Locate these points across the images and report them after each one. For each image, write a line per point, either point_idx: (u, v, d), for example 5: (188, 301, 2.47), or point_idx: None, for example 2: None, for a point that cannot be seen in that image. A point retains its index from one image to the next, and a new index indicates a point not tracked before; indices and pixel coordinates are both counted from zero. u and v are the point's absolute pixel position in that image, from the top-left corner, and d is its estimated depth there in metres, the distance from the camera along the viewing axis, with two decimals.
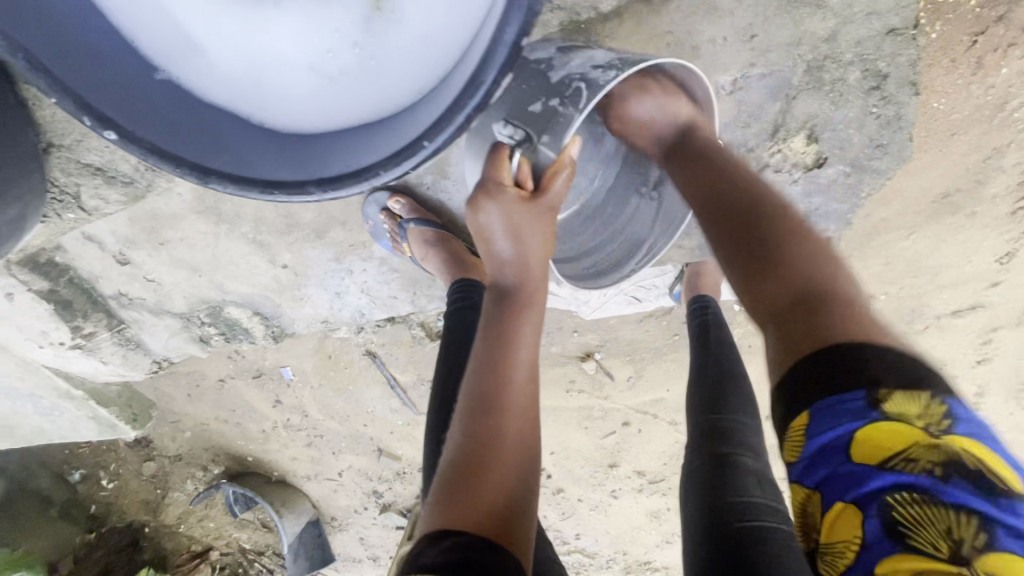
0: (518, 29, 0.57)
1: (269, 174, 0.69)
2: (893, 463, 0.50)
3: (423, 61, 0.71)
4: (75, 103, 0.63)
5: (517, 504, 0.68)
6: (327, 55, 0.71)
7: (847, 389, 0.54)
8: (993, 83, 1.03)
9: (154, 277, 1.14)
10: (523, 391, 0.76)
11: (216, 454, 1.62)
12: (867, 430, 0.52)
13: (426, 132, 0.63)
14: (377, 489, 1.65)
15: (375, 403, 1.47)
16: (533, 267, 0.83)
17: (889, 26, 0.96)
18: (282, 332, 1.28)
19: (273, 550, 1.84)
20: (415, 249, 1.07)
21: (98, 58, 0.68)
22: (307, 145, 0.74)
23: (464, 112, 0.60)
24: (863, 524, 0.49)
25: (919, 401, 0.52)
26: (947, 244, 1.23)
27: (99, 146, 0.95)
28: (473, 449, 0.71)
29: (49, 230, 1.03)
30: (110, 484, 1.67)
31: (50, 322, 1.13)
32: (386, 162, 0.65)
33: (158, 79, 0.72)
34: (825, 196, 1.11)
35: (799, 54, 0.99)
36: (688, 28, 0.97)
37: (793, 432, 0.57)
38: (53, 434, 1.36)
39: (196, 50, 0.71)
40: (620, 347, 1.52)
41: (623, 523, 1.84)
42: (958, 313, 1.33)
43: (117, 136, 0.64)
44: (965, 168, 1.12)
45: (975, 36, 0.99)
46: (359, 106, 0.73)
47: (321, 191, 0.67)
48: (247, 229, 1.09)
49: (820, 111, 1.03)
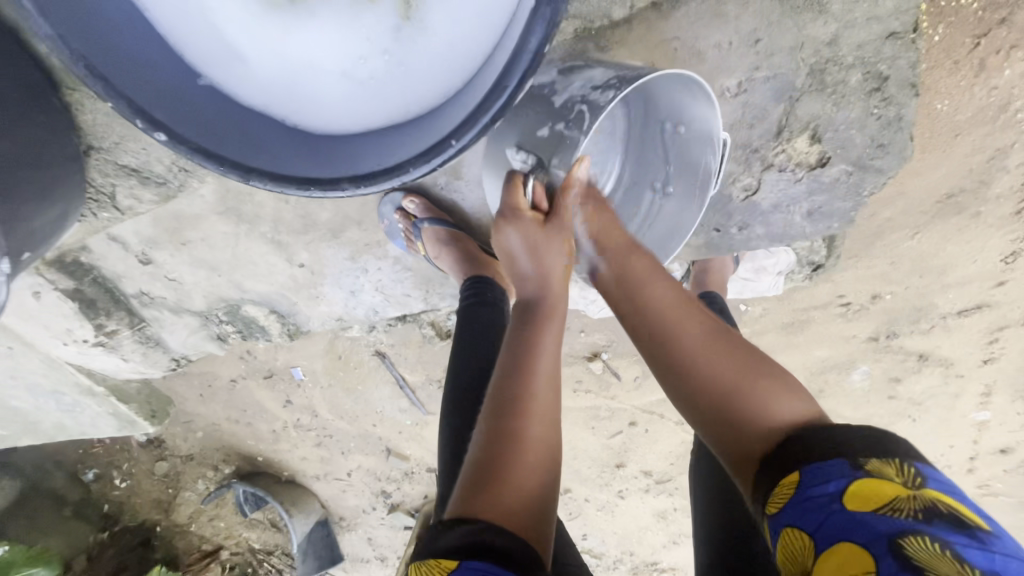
0: (544, 36, 0.60)
1: (304, 172, 0.72)
2: (884, 510, 0.52)
3: (450, 63, 0.72)
4: (130, 107, 0.68)
5: (541, 507, 0.68)
6: (359, 62, 0.74)
7: (828, 456, 0.58)
8: (997, 85, 1.05)
9: (175, 276, 1.17)
10: (549, 400, 0.76)
11: (227, 454, 1.65)
12: (853, 486, 0.54)
13: (454, 131, 0.66)
14: (386, 489, 1.67)
15: (385, 403, 1.49)
16: (555, 284, 0.88)
17: (889, 30, 0.94)
18: (297, 330, 1.31)
19: (283, 550, 1.87)
20: (429, 248, 1.10)
21: (146, 65, 0.71)
22: (336, 146, 0.75)
23: (488, 113, 0.64)
24: (875, 562, 0.49)
25: (893, 462, 0.56)
26: (952, 244, 1.24)
27: (135, 148, 0.98)
28: (498, 448, 0.70)
29: (86, 228, 1.08)
30: (123, 484, 1.70)
31: (75, 321, 1.16)
32: (416, 160, 0.68)
33: (200, 85, 0.74)
34: (828, 195, 1.08)
35: (803, 58, 0.98)
36: (694, 34, 0.99)
37: (779, 491, 0.60)
38: (74, 430, 1.39)
39: (237, 57, 0.74)
40: (627, 347, 1.54)
41: (629, 524, 1.86)
42: (964, 313, 1.34)
43: (166, 137, 0.68)
44: (969, 168, 1.14)
45: (977, 38, 1.01)
46: (388, 109, 0.74)
47: (354, 187, 0.70)
48: (266, 229, 1.11)
49: (822, 112, 1.00)
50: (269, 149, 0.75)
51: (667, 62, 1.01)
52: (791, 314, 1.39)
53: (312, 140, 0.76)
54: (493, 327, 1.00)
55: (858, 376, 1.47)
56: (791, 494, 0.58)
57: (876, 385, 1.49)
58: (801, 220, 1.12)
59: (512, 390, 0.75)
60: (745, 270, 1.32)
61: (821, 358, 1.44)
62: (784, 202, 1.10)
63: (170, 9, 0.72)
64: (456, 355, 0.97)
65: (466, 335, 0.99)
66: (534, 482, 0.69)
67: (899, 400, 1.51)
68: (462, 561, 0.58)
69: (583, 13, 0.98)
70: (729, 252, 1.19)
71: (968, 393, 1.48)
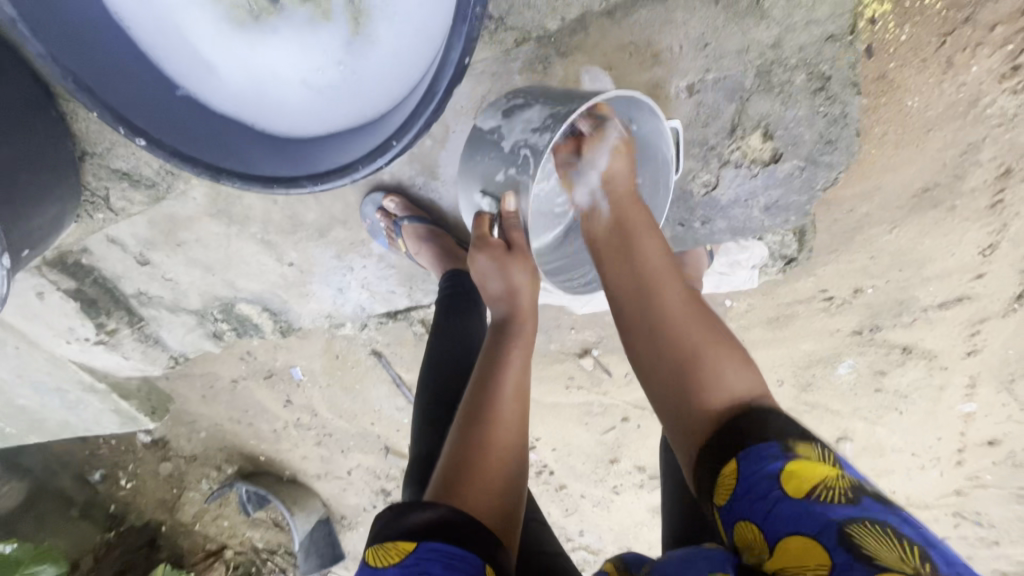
0: (464, 51, 0.70)
1: (269, 170, 0.83)
2: (818, 493, 0.54)
3: (396, 75, 0.84)
4: (112, 116, 0.77)
5: (505, 506, 0.72)
6: (316, 72, 0.86)
7: (762, 440, 0.59)
8: (964, 81, 1.08)
9: (171, 276, 1.22)
10: (513, 405, 0.81)
11: (230, 454, 1.69)
12: (791, 469, 0.56)
13: (395, 134, 0.77)
14: (385, 487, 1.71)
15: (382, 402, 1.53)
16: (521, 300, 0.93)
17: (827, 33, 0.98)
18: (289, 327, 1.35)
19: (286, 549, 1.91)
20: (409, 244, 1.13)
21: (127, 77, 0.80)
22: (299, 145, 0.86)
23: (421, 120, 0.74)
24: (830, 552, 0.49)
25: (815, 447, 0.58)
26: (929, 238, 1.27)
27: (125, 153, 1.04)
28: (465, 450, 0.75)
29: (84, 229, 1.13)
30: (129, 484, 1.74)
31: (75, 320, 1.20)
32: (365, 160, 0.78)
33: (179, 95, 0.85)
34: (783, 188, 1.11)
35: (748, 60, 1.01)
36: (649, 33, 1.02)
37: (725, 484, 0.59)
38: (79, 427, 1.44)
39: (209, 69, 0.85)
40: (616, 344, 1.56)
41: (625, 520, 1.88)
42: (945, 306, 1.36)
43: (145, 142, 0.78)
44: (942, 163, 1.17)
45: (943, 36, 1.04)
46: (344, 116, 0.87)
47: (310, 184, 0.80)
48: (257, 230, 1.16)
49: (772, 111, 1.03)
50: (239, 150, 0.85)
51: (626, 64, 1.05)
52: (775, 309, 1.42)
53: (280, 144, 0.87)
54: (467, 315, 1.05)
55: (843, 370, 1.50)
56: (734, 485, 0.58)
57: (863, 379, 1.51)
58: (759, 214, 1.15)
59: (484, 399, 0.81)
60: (720, 265, 1.35)
61: (807, 352, 1.47)
62: (741, 197, 1.13)
63: (152, 27, 0.82)
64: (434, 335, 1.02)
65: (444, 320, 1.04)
66: (501, 477, 0.74)
67: (886, 393, 1.53)
68: (421, 541, 0.62)
69: (519, 25, 1.02)
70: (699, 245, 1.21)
71: (953, 385, 1.50)
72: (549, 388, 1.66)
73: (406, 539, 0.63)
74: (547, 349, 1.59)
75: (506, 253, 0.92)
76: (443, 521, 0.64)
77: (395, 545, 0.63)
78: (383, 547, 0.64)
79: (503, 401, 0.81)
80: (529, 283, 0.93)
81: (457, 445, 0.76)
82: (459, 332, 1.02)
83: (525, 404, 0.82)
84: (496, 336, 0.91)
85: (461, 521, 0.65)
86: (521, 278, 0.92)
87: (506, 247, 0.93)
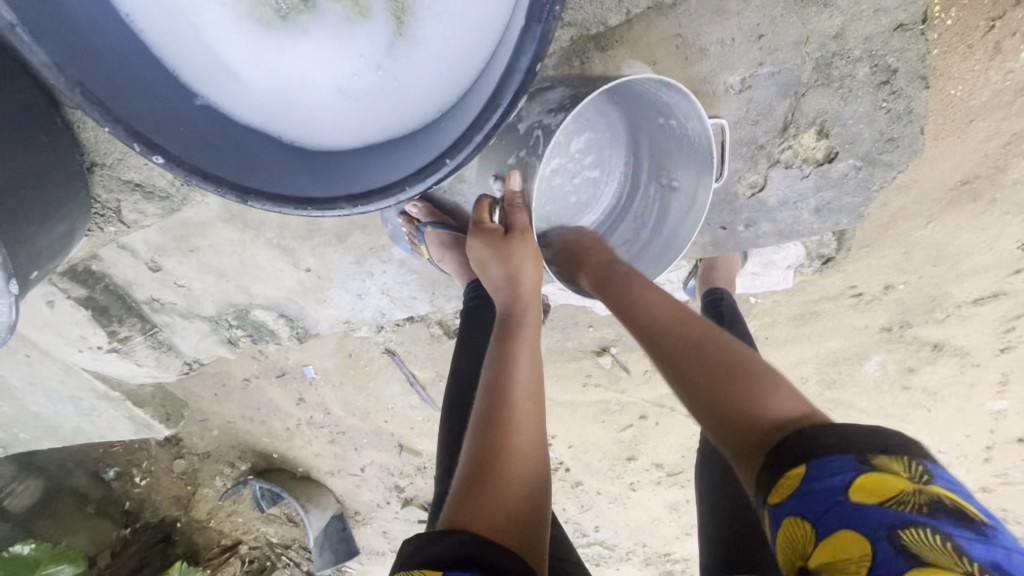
0: (535, 54, 0.59)
1: (302, 189, 0.72)
2: (887, 500, 0.50)
3: (443, 77, 0.73)
4: (127, 131, 0.67)
5: (527, 514, 0.69)
6: (353, 78, 0.76)
7: (836, 450, 0.55)
8: (1012, 68, 0.99)
9: (184, 283, 1.19)
10: (524, 407, 0.77)
11: (243, 451, 1.67)
12: (862, 476, 0.52)
13: (447, 150, 0.66)
14: (399, 483, 1.69)
15: (396, 400, 1.50)
16: (524, 286, 0.92)
17: (896, 22, 0.92)
18: (306, 333, 1.32)
19: (300, 544, 1.92)
20: (433, 251, 1.09)
21: (143, 90, 0.71)
22: (336, 161, 0.76)
23: (481, 133, 0.63)
24: (872, 547, 0.48)
25: (902, 460, 0.53)
26: (967, 232, 1.19)
27: (137, 164, 0.98)
28: (479, 463, 0.71)
29: (94, 242, 1.08)
30: (143, 481, 1.73)
31: (88, 328, 1.18)
32: (411, 179, 0.67)
33: (198, 104, 0.75)
34: (836, 190, 1.06)
35: (807, 53, 0.95)
36: (696, 28, 0.96)
37: (787, 478, 0.57)
38: (93, 433, 1.42)
39: (231, 76, 0.75)
40: (636, 342, 1.52)
41: (642, 515, 1.86)
42: (980, 302, 1.29)
43: (163, 160, 0.68)
44: (984, 155, 1.09)
45: (992, 20, 0.96)
46: (383, 125, 0.75)
47: (352, 206, 0.70)
48: (272, 235, 1.12)
49: (829, 107, 0.99)
50: (269, 167, 0.75)
51: (674, 62, 0.99)
52: (801, 306, 1.35)
53: (312, 160, 0.77)
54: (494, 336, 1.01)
55: (870, 367, 1.43)
56: (796, 482, 0.55)
57: (890, 377, 1.44)
58: (809, 216, 1.10)
59: (496, 400, 0.78)
60: (753, 266, 1.28)
61: (833, 349, 1.41)
62: (792, 198, 1.08)
63: (169, 30, 0.73)
64: (457, 356, 1.00)
65: (469, 331, 1.02)
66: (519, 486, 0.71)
67: (913, 391, 1.46)
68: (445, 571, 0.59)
69: (579, 20, 0.96)
70: (737, 250, 1.16)
71: (984, 383, 1.43)
72: (566, 385, 1.62)
73: (434, 567, 0.60)
74: (564, 347, 1.54)
75: (504, 240, 0.93)
76: (472, 554, 0.61)
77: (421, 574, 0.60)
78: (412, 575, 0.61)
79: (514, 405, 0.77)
80: (532, 272, 0.92)
81: (473, 454, 0.73)
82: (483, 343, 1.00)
83: (536, 404, 0.79)
84: (500, 330, 0.88)
85: (480, 555, 0.61)
86: (523, 262, 0.92)
87: (503, 232, 0.94)
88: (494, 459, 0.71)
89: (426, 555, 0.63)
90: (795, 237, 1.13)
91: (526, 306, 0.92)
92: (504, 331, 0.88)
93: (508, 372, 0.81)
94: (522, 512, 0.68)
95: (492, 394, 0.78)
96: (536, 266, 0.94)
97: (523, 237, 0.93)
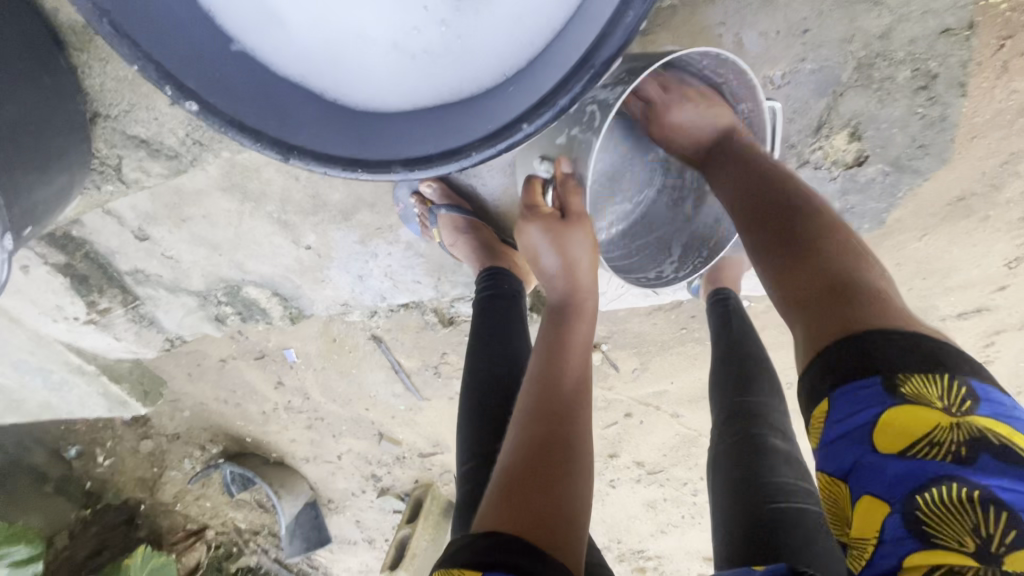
0: (641, 14, 0.54)
1: (349, 151, 0.66)
2: (918, 451, 0.48)
3: (513, 41, 0.67)
4: (157, 72, 0.60)
5: (567, 516, 0.65)
6: (413, 32, 0.69)
7: (860, 373, 0.53)
8: (1017, 87, 0.96)
9: (173, 254, 1.13)
10: (576, 399, 0.78)
11: (215, 434, 1.61)
12: (889, 417, 0.50)
13: (524, 114, 0.61)
14: (376, 472, 1.66)
15: (379, 388, 1.46)
16: (579, 276, 0.90)
17: (943, 26, 0.91)
18: (300, 313, 1.28)
19: (268, 531, 1.88)
20: (444, 236, 1.07)
21: (175, 30, 0.63)
22: (383, 123, 0.70)
23: (567, 96, 0.58)
24: (885, 518, 0.47)
25: (940, 377, 0.51)
26: (957, 247, 1.19)
27: (145, 118, 0.92)
28: (527, 455, 0.70)
29: (86, 202, 1.02)
30: (106, 461, 1.66)
31: (64, 296, 1.11)
32: (478, 144, 0.62)
33: (233, 51, 0.67)
34: (861, 195, 1.11)
35: (849, 51, 0.95)
36: (740, 23, 0.94)
37: (815, 418, 0.56)
38: (61, 409, 1.35)
39: (276, 22, 0.68)
40: (627, 340, 1.50)
41: (619, 512, 1.86)
42: (964, 316, 1.31)
43: (197, 106, 0.62)
44: (982, 172, 1.08)
45: (1003, 39, 0.91)
46: (439, 91, 0.70)
47: (406, 171, 0.64)
48: (273, 208, 1.07)
49: (865, 109, 0.99)
50: (310, 125, 0.68)
51: None
52: None
53: (357, 120, 0.70)
54: (512, 327, 0.98)
55: None
56: (823, 427, 0.54)
57: None
58: None
59: (546, 388, 0.77)
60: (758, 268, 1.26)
61: None
62: (819, 199, 1.12)
63: None
64: (473, 351, 0.97)
65: (491, 321, 0.98)
66: (561, 486, 0.68)
67: None
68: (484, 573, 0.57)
69: None
70: None
71: None
72: None
73: (474, 566, 0.58)
74: None
75: (562, 225, 0.88)
76: (508, 559, 0.58)
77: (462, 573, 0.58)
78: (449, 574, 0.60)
79: (567, 395, 0.77)
80: (589, 256, 0.90)
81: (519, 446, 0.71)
82: (505, 334, 0.97)
83: (587, 395, 0.79)
84: (551, 321, 0.88)
85: (513, 554, 0.58)
86: (581, 251, 0.89)
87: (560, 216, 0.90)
88: (545, 452, 0.70)
89: (461, 559, 0.61)
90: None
91: (584, 296, 0.91)
92: (556, 319, 0.89)
93: (559, 364, 0.81)
94: (566, 520, 0.65)
95: (543, 383, 0.78)
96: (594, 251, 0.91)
97: (578, 219, 0.88)
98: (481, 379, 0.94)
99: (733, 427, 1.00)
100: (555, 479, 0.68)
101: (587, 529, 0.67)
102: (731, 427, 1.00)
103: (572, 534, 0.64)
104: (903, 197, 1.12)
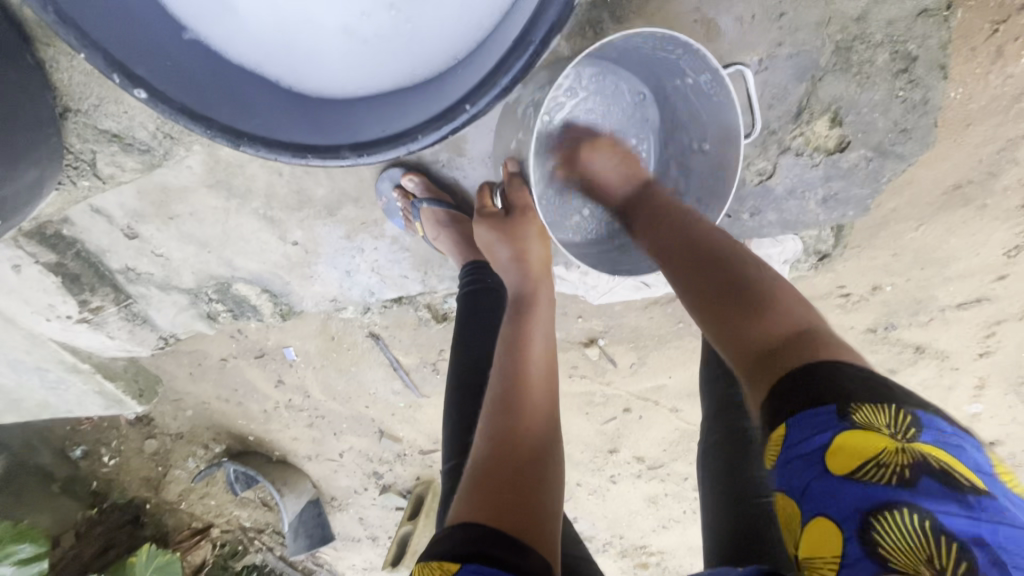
0: None
1: (300, 137, 0.68)
2: (867, 473, 0.46)
3: (461, 24, 0.71)
4: (106, 61, 0.60)
5: (539, 507, 0.65)
6: (362, 18, 0.73)
7: (818, 403, 0.51)
8: (1013, 73, 0.95)
9: (162, 252, 1.14)
10: (541, 394, 0.77)
11: (218, 432, 1.62)
12: (842, 439, 0.48)
13: (467, 96, 0.63)
14: (378, 470, 1.66)
15: (377, 385, 1.47)
16: (531, 265, 0.94)
17: (919, 7, 0.90)
18: (290, 310, 1.29)
19: (273, 528, 1.90)
20: (427, 228, 1.06)
21: (127, 19, 0.64)
22: (337, 109, 0.73)
23: (508, 75, 0.60)
24: (843, 542, 0.44)
25: (889, 409, 0.49)
26: (956, 237, 1.17)
27: (116, 112, 0.93)
28: (493, 446, 0.70)
29: (66, 198, 1.02)
30: (111, 460, 1.66)
31: (56, 296, 1.12)
32: (424, 127, 0.65)
33: (186, 39, 0.69)
34: (846, 180, 1.07)
35: (827, 35, 0.94)
36: (715, 7, 0.94)
37: (772, 441, 0.54)
38: (59, 408, 1.37)
39: (230, 11, 0.71)
40: (624, 334, 1.49)
41: (620, 508, 1.85)
42: (963, 306, 1.29)
43: (147, 94, 0.62)
44: (978, 160, 1.06)
45: (997, 24, 0.91)
46: (393, 75, 0.74)
47: (355, 155, 0.66)
48: (259, 204, 1.08)
49: (845, 94, 0.98)
50: (264, 113, 0.70)
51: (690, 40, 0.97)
52: None
53: (311, 106, 0.73)
54: (491, 320, 0.98)
55: None
56: (780, 451, 0.52)
57: None
58: (816, 207, 1.12)
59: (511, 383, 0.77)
60: None
61: None
62: (799, 187, 1.09)
63: None
64: (457, 346, 0.97)
65: (470, 316, 0.99)
66: (531, 474, 0.68)
67: None
68: (462, 564, 0.56)
69: None
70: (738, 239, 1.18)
71: (962, 385, 1.43)
72: None
73: (453, 559, 0.57)
74: None
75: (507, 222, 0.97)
76: (491, 553, 0.57)
77: (441, 565, 0.57)
78: (428, 567, 0.58)
79: (532, 390, 0.77)
80: (538, 246, 0.95)
81: (484, 442, 0.72)
82: (484, 330, 0.97)
83: (552, 392, 0.79)
84: (512, 313, 0.89)
85: (493, 543, 0.58)
86: (527, 241, 0.95)
87: (505, 214, 0.98)
88: (509, 441, 0.70)
89: (440, 551, 0.60)
90: (797, 227, 1.16)
91: (536, 284, 0.93)
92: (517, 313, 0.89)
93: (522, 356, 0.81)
94: (537, 510, 0.65)
95: (508, 377, 0.78)
96: (542, 244, 0.97)
97: (524, 216, 0.97)
98: (465, 371, 0.95)
99: (725, 416, 0.99)
100: (522, 470, 0.68)
101: (561, 518, 0.68)
102: (722, 416, 0.99)
103: (546, 524, 0.64)
104: (887, 183, 1.08)
